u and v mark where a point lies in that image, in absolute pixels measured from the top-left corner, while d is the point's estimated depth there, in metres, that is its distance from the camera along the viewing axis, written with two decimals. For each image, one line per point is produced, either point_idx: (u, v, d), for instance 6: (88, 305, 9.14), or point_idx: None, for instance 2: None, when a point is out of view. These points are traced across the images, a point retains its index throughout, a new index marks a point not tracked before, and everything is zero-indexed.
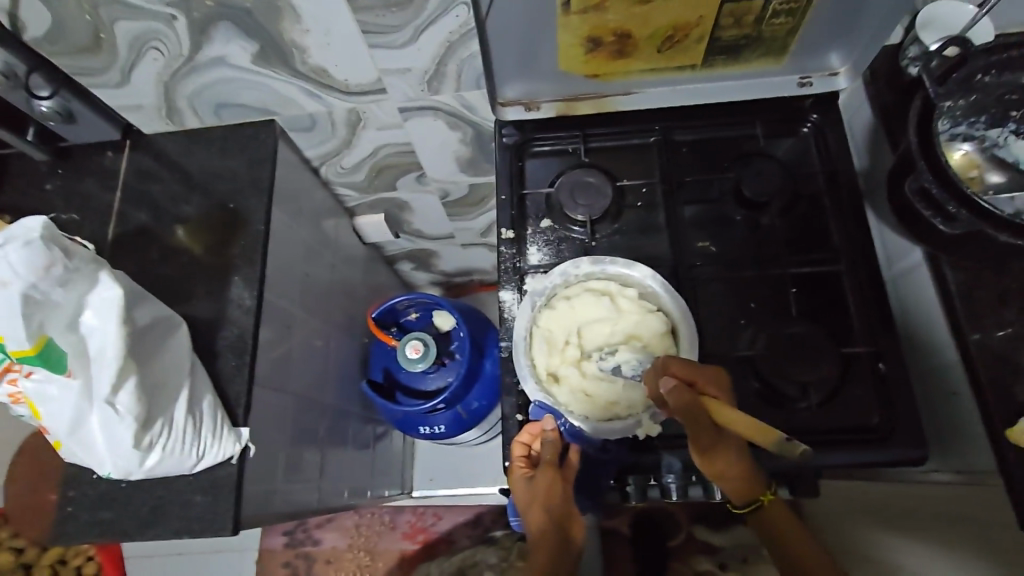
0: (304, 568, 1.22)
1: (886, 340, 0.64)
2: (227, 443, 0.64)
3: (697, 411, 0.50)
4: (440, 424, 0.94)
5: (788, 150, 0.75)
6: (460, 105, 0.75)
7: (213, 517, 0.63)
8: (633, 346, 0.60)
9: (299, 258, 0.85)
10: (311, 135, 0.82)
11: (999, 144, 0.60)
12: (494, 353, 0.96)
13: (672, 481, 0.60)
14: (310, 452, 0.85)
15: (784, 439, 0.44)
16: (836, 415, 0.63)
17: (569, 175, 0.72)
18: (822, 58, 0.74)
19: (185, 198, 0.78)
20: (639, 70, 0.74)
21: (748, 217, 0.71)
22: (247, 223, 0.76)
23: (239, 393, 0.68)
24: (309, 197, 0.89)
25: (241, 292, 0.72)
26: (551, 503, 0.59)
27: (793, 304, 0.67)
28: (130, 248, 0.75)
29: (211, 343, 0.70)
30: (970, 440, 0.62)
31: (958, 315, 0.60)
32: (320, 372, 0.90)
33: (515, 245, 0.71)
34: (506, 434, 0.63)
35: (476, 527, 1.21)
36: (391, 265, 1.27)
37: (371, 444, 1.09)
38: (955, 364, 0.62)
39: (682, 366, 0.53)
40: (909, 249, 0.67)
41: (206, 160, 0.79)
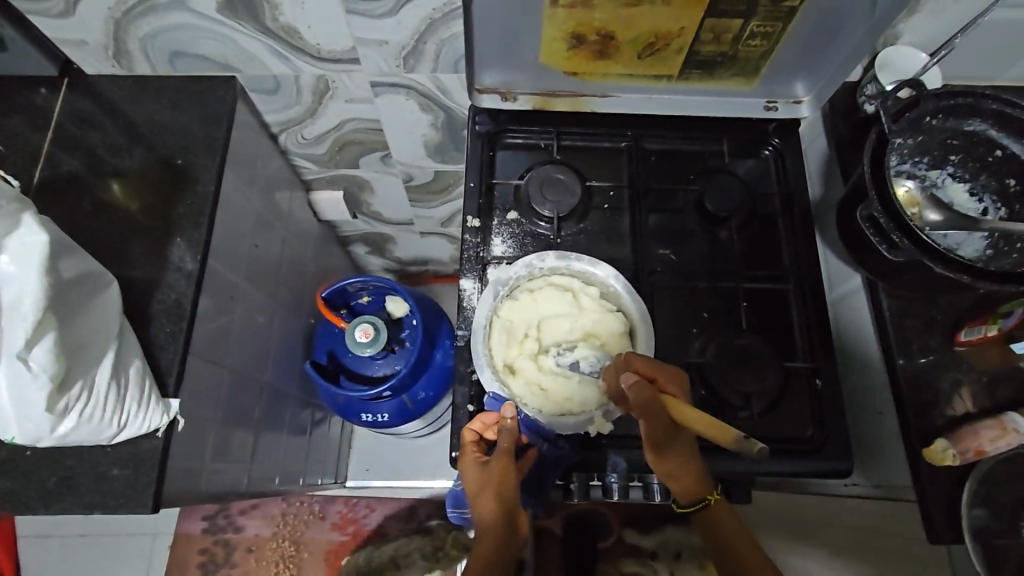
0: (223, 556, 1.16)
1: (824, 358, 0.67)
2: (154, 414, 0.59)
3: (657, 408, 0.52)
4: (383, 413, 0.91)
5: (749, 169, 0.78)
6: (434, 86, 0.74)
7: (130, 493, 0.58)
8: (592, 343, 0.60)
9: (248, 227, 0.80)
10: (274, 98, 0.77)
11: (937, 185, 0.65)
12: (446, 344, 0.94)
13: (615, 480, 0.61)
14: (242, 432, 0.81)
15: (741, 436, 0.46)
16: (775, 426, 0.65)
17: (539, 169, 0.72)
18: (788, 85, 0.76)
19: (127, 149, 0.72)
20: (618, 74, 0.74)
21: (707, 230, 0.73)
22: (195, 183, 0.71)
23: (171, 362, 0.63)
24: (265, 165, 0.84)
25: (182, 254, 0.67)
26: (501, 493, 0.57)
27: (744, 317, 0.70)
28: (58, 197, 0.69)
29: (144, 307, 0.65)
30: (889, 457, 0.66)
31: (890, 339, 0.64)
32: (260, 350, 0.86)
33: (479, 234, 0.70)
34: (456, 423, 0.62)
35: (409, 521, 1.19)
36: (344, 246, 1.23)
37: (308, 430, 1.05)
38: (883, 385, 0.66)
39: (645, 364, 0.55)
40: (850, 274, 0.72)
41: (154, 111, 0.74)
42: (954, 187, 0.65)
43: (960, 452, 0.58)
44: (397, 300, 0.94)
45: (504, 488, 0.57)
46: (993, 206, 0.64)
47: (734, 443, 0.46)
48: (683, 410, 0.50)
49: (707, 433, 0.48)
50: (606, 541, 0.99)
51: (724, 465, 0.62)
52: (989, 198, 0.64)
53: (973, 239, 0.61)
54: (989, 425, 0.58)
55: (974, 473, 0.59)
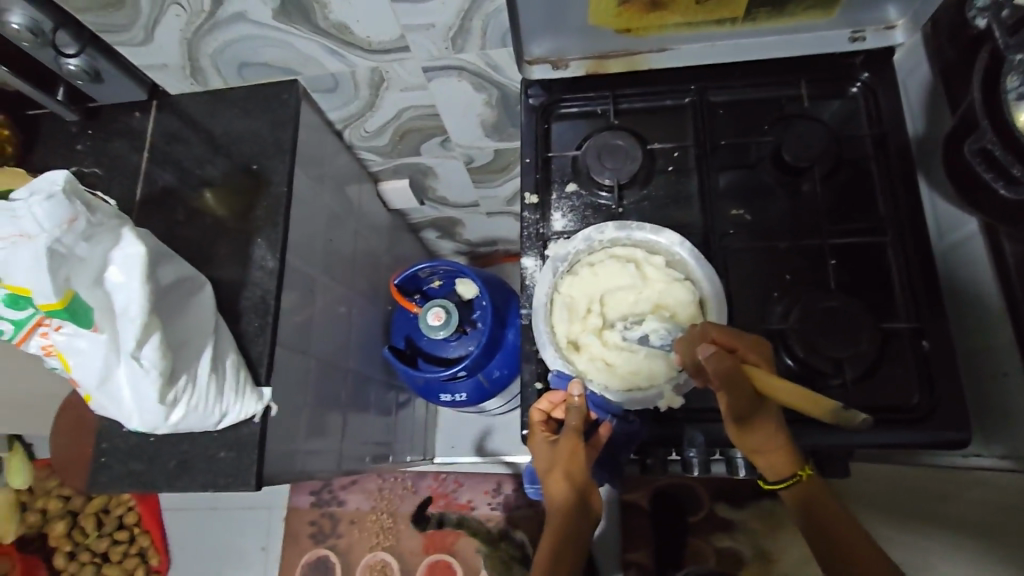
0: (329, 527, 1.26)
1: (931, 316, 0.60)
2: (249, 401, 0.65)
3: (739, 379, 0.48)
4: (461, 392, 0.93)
5: (834, 112, 0.70)
6: (485, 64, 0.73)
7: (238, 472, 0.65)
8: (660, 315, 0.57)
9: (322, 223, 0.85)
10: (334, 96, 0.80)
11: None
12: (516, 323, 0.95)
13: (695, 456, 0.58)
14: (332, 415, 0.86)
15: (839, 407, 0.43)
16: (874, 394, 0.59)
17: (596, 137, 0.69)
18: (878, 11, 0.68)
19: (210, 160, 0.78)
20: (676, 25, 0.70)
21: (787, 184, 0.67)
22: (270, 186, 0.75)
23: (262, 354, 0.68)
24: (333, 162, 0.88)
25: (264, 254, 0.72)
26: (572, 470, 0.57)
27: (832, 276, 0.63)
28: (156, 209, 0.76)
29: (235, 305, 0.70)
30: (1017, 424, 0.58)
31: (1013, 291, 0.56)
32: (343, 338, 0.91)
33: (538, 211, 0.69)
34: (525, 401, 0.61)
35: (496, 495, 1.23)
36: (415, 233, 1.26)
37: (394, 411, 1.11)
38: (1008, 344, 0.58)
39: (721, 333, 0.51)
40: (965, 218, 0.63)
41: (231, 121, 0.79)
42: None
43: None
44: (467, 283, 0.96)
45: (575, 465, 0.57)
46: None
47: (830, 416, 0.44)
48: (769, 380, 0.47)
49: (798, 405, 0.45)
50: (696, 515, 0.96)
51: (815, 437, 0.58)
52: None
53: None
54: None
55: None
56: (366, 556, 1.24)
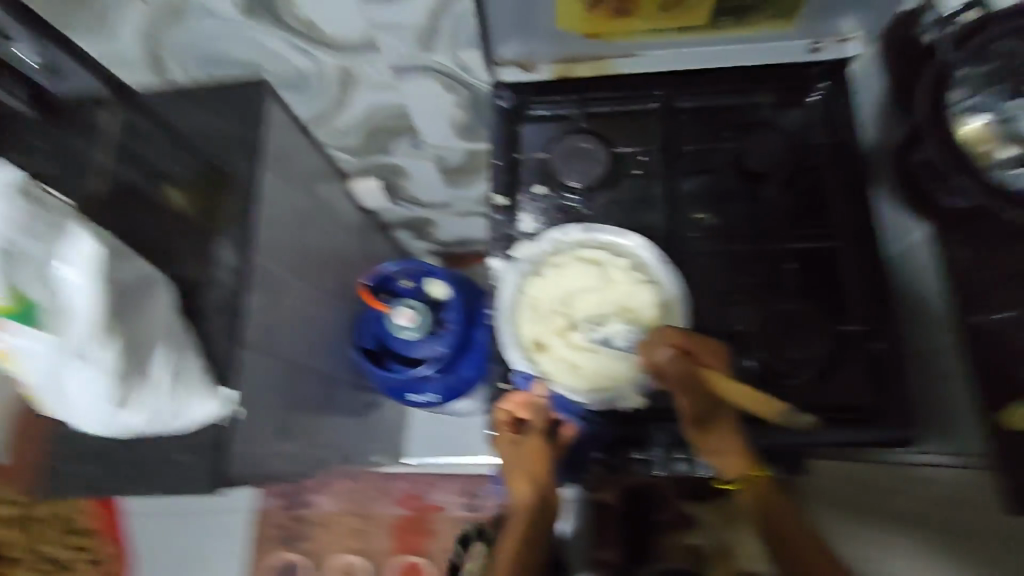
0: (299, 530, 1.25)
1: (884, 319, 0.62)
2: (212, 406, 0.63)
3: (697, 380, 0.50)
4: (431, 392, 0.93)
5: (794, 120, 0.71)
6: (455, 65, 0.73)
7: (201, 476, 0.64)
8: (624, 317, 0.58)
9: (290, 222, 0.84)
10: (302, 93, 0.79)
11: (1016, 117, 0.53)
12: (486, 324, 0.94)
13: (657, 455, 0.60)
14: (300, 416, 0.86)
15: (786, 410, 0.48)
16: (829, 395, 0.61)
17: (566, 141, 0.71)
18: (834, 23, 0.69)
19: (174, 157, 0.76)
20: (641, 31, 0.70)
21: (748, 189, 0.69)
22: (236, 184, 0.74)
23: (226, 354, 0.67)
24: (302, 160, 0.87)
25: (228, 253, 0.71)
26: (536, 469, 0.59)
27: (789, 279, 0.65)
28: (116, 207, 0.74)
29: (198, 305, 0.69)
30: (961, 421, 0.61)
31: (959, 295, 0.59)
32: (312, 338, 0.90)
33: (507, 211, 0.69)
34: (491, 400, 0.62)
35: (468, 495, 1.23)
36: (387, 232, 1.26)
37: (364, 411, 1.10)
38: (953, 345, 0.61)
39: (682, 336, 0.51)
40: (911, 229, 0.64)
41: (195, 117, 0.78)
42: None
43: None
44: (436, 283, 0.95)
45: None
46: None
47: (779, 416, 0.48)
48: (725, 383, 0.50)
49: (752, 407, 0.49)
50: (664, 513, 0.95)
51: (773, 436, 0.59)
52: None
53: None
54: None
55: None
56: (336, 559, 1.22)
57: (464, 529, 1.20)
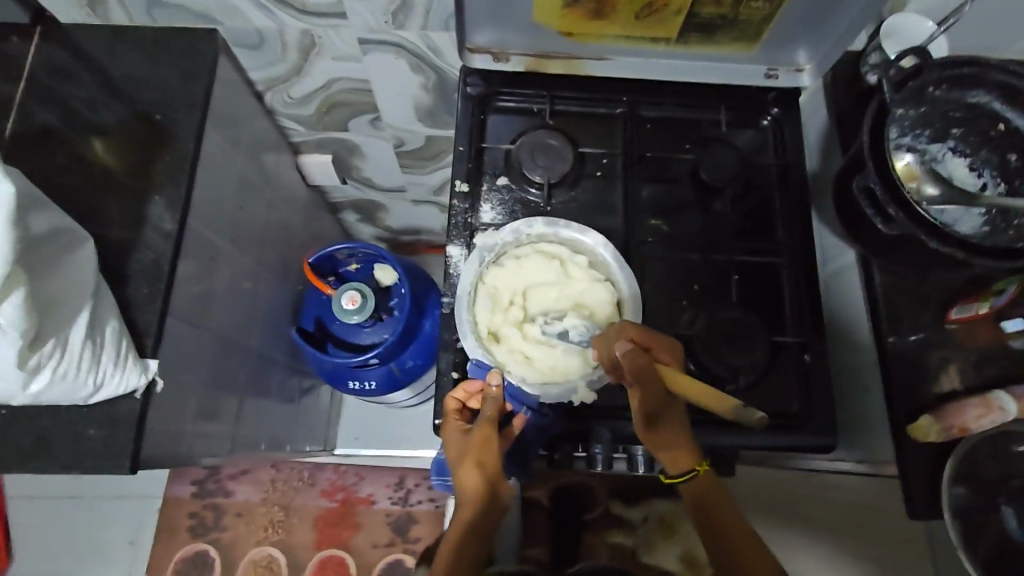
0: (212, 520, 1.17)
1: (813, 333, 0.67)
2: (130, 374, 0.58)
3: (651, 375, 0.51)
4: (371, 380, 0.91)
5: (747, 141, 0.76)
6: (425, 45, 0.71)
7: (109, 454, 0.58)
8: (581, 312, 0.59)
9: (232, 190, 0.78)
10: (257, 54, 0.75)
11: (937, 159, 0.62)
12: (435, 314, 0.93)
13: (600, 452, 0.60)
14: (226, 397, 0.80)
15: (740, 404, 0.45)
16: (760, 401, 0.65)
17: (530, 135, 0.70)
18: (789, 52, 0.75)
19: (104, 104, 0.70)
20: (615, 36, 0.72)
21: (701, 201, 0.72)
22: (175, 140, 0.68)
23: (150, 323, 0.62)
24: (250, 126, 0.82)
25: (161, 214, 0.65)
26: (484, 460, 0.56)
27: (734, 290, 0.69)
28: (31, 151, 0.67)
29: (121, 267, 0.63)
30: (872, 432, 0.67)
31: (880, 316, 0.64)
32: (246, 315, 0.84)
33: (468, 200, 0.68)
34: (440, 391, 0.61)
35: (398, 489, 1.20)
36: (335, 213, 1.21)
37: (296, 397, 1.05)
38: (871, 362, 0.66)
39: (635, 331, 0.53)
40: (843, 251, 0.71)
41: (133, 64, 0.71)
42: (955, 162, 0.62)
43: (944, 428, 0.59)
44: (386, 268, 0.93)
45: (487, 455, 0.56)
46: (993, 180, 0.61)
47: (731, 414, 0.46)
48: (679, 379, 0.50)
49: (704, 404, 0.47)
50: (592, 513, 0.97)
51: (709, 438, 0.62)
52: (988, 173, 0.61)
53: (970, 216, 0.58)
54: (974, 403, 0.58)
55: (957, 451, 0.58)
56: (251, 551, 1.16)
57: (392, 524, 1.17)
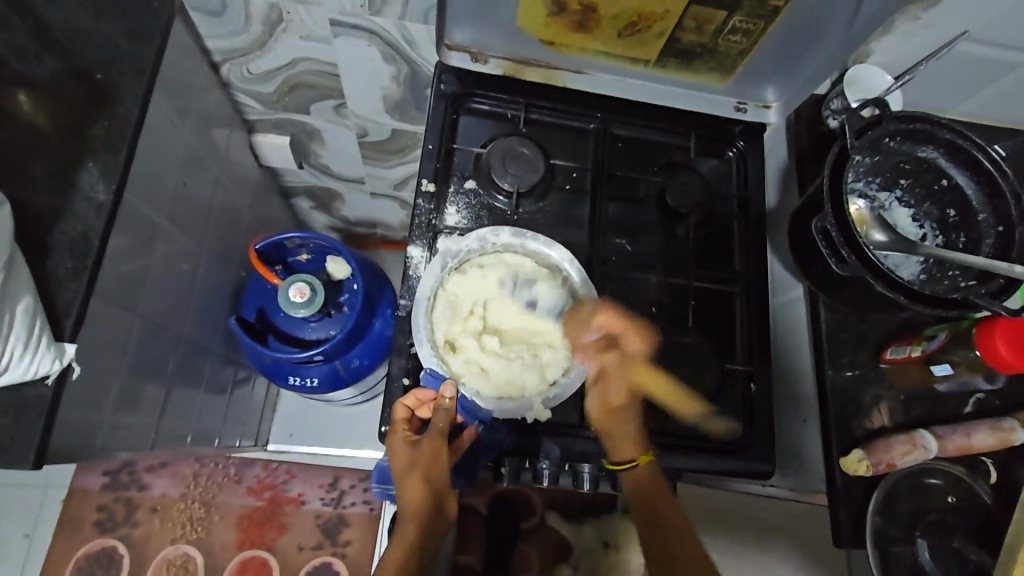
0: (122, 515, 1.08)
1: (760, 363, 0.69)
2: (43, 359, 0.52)
3: (622, 355, 0.59)
4: (313, 378, 0.86)
5: (711, 169, 0.77)
6: (400, 35, 0.68)
7: (10, 445, 0.52)
8: (551, 280, 0.62)
9: (175, 164, 0.73)
10: (217, 22, 0.69)
11: (885, 207, 0.65)
12: (386, 314, 0.89)
13: (547, 467, 0.59)
14: (151, 386, 0.74)
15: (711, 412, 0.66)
16: (707, 426, 0.66)
17: (502, 140, 0.69)
18: (760, 88, 0.77)
19: (36, 56, 0.63)
20: (595, 51, 0.72)
21: (664, 224, 0.73)
22: (115, 104, 0.62)
23: (71, 302, 0.56)
24: (202, 97, 0.76)
25: (94, 182, 0.59)
26: (433, 473, 0.55)
27: (690, 315, 0.70)
28: None
29: (42, 237, 0.57)
30: (807, 461, 0.70)
31: (823, 350, 0.67)
32: (181, 299, 0.78)
33: (433, 201, 0.67)
34: (389, 397, 0.59)
35: (331, 490, 1.15)
36: (286, 198, 1.15)
37: (228, 388, 0.98)
38: (811, 394, 0.69)
39: (614, 319, 0.59)
40: (792, 284, 0.73)
41: (73, 16, 0.65)
42: (899, 212, 0.65)
43: (873, 463, 0.61)
44: (339, 262, 0.89)
45: (436, 467, 0.56)
46: (932, 233, 0.65)
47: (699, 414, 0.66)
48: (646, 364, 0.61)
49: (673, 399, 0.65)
50: (528, 522, 0.93)
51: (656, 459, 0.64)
52: (929, 225, 0.65)
53: (910, 262, 0.62)
54: (902, 440, 0.61)
55: (881, 485, 0.62)
56: (164, 550, 1.08)
57: (322, 526, 1.12)
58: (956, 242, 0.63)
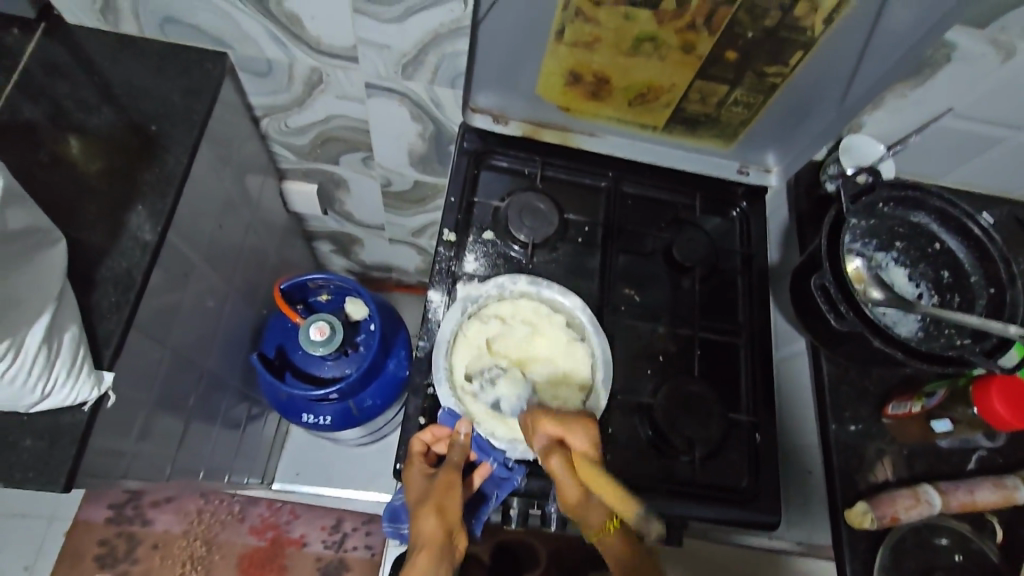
0: (124, 550, 1.08)
1: (765, 414, 0.71)
2: (83, 385, 0.56)
3: (563, 468, 0.52)
4: (325, 416, 0.88)
5: (716, 226, 0.80)
6: (429, 98, 0.74)
7: (43, 469, 0.54)
8: (513, 379, 0.60)
9: (213, 207, 0.78)
10: (263, 81, 0.76)
11: (883, 267, 0.68)
12: (400, 355, 0.92)
13: (554, 511, 0.62)
14: (172, 418, 0.76)
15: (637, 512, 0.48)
16: (712, 474, 0.68)
17: (520, 196, 0.74)
18: (761, 154, 0.83)
19: (95, 106, 0.69)
20: (607, 116, 0.79)
21: (671, 276, 0.76)
22: (165, 153, 0.68)
23: (111, 333, 0.59)
24: (242, 148, 0.82)
25: (141, 224, 0.64)
26: (446, 503, 0.55)
27: (696, 364, 0.72)
28: (11, 141, 0.65)
29: (90, 273, 0.61)
30: (815, 516, 0.70)
31: (826, 404, 0.68)
32: (206, 334, 0.82)
33: (453, 249, 0.71)
34: (405, 433, 0.62)
35: (334, 532, 1.15)
36: (308, 241, 1.20)
37: (242, 424, 1.00)
38: (816, 447, 0.70)
39: (552, 419, 0.55)
40: (795, 338, 0.76)
41: (135, 74, 0.71)
42: (895, 272, 0.68)
43: (877, 517, 0.62)
44: (358, 302, 0.92)
45: (449, 498, 0.56)
46: (927, 292, 0.67)
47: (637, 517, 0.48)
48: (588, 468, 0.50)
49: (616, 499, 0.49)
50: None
51: (661, 505, 0.65)
52: (925, 285, 0.68)
53: (908, 320, 0.65)
54: (905, 494, 0.62)
55: (887, 539, 0.63)
56: None
57: (323, 570, 1.11)
58: (951, 303, 0.66)
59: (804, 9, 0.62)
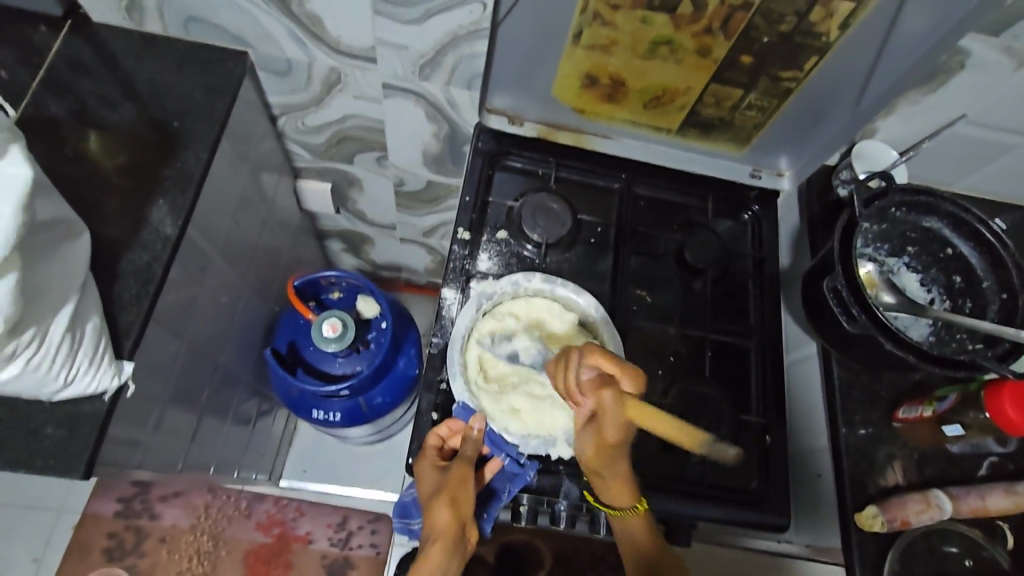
0: (131, 544, 1.08)
1: (775, 416, 0.71)
2: (104, 375, 0.57)
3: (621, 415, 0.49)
4: (335, 412, 0.89)
5: (727, 230, 0.81)
6: (444, 98, 0.75)
7: (63, 457, 0.55)
8: (531, 335, 0.64)
9: (231, 204, 0.79)
10: (282, 80, 0.77)
11: (894, 271, 0.69)
12: (410, 353, 0.93)
13: (564, 509, 0.62)
14: (186, 411, 0.77)
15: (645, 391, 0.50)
16: (721, 475, 0.68)
17: (535, 196, 0.75)
18: (773, 158, 0.83)
19: (117, 102, 0.70)
20: (622, 119, 0.80)
21: (683, 278, 0.76)
22: (186, 149, 0.69)
23: (131, 325, 0.60)
24: (259, 146, 0.83)
25: (163, 218, 0.65)
26: (459, 496, 0.57)
27: (707, 365, 0.72)
28: (36, 135, 0.66)
29: (111, 265, 0.62)
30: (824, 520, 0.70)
31: (835, 406, 0.69)
32: (221, 329, 0.83)
33: (467, 247, 0.72)
34: (417, 429, 0.63)
35: (339, 530, 1.14)
36: (320, 240, 1.21)
37: (252, 420, 1.01)
38: (826, 451, 0.70)
39: (605, 358, 0.50)
40: (806, 341, 0.77)
41: (157, 72, 0.72)
42: (907, 276, 0.70)
43: (887, 520, 0.62)
44: (369, 301, 0.93)
45: (462, 491, 0.57)
46: (939, 297, 0.69)
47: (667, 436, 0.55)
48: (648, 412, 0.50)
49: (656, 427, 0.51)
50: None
51: (671, 505, 0.65)
52: (936, 290, 0.69)
53: (919, 324, 0.66)
54: (915, 499, 0.62)
55: (896, 544, 0.63)
56: None
57: (328, 568, 1.11)
58: (963, 308, 0.67)
59: (820, 15, 0.62)
